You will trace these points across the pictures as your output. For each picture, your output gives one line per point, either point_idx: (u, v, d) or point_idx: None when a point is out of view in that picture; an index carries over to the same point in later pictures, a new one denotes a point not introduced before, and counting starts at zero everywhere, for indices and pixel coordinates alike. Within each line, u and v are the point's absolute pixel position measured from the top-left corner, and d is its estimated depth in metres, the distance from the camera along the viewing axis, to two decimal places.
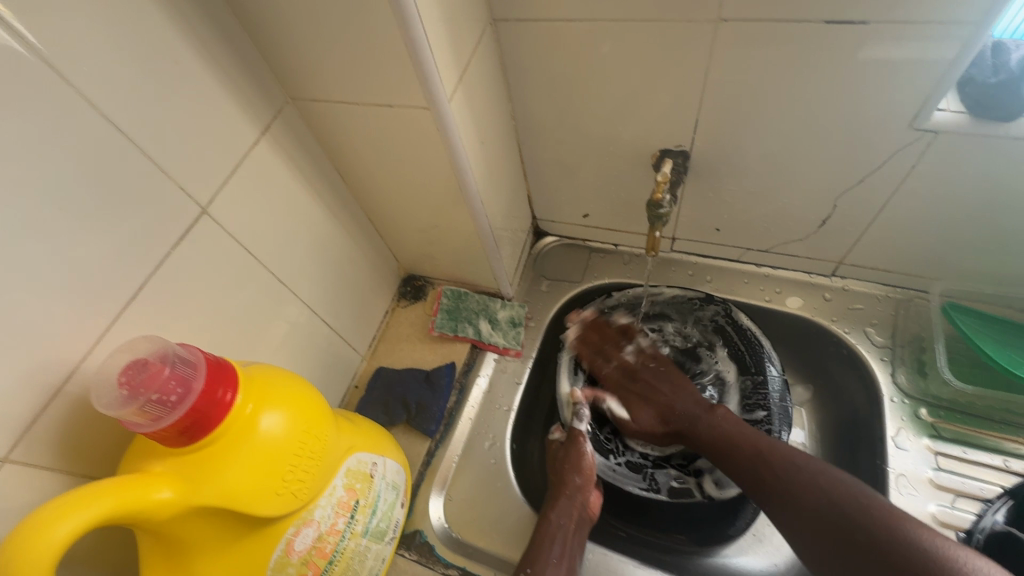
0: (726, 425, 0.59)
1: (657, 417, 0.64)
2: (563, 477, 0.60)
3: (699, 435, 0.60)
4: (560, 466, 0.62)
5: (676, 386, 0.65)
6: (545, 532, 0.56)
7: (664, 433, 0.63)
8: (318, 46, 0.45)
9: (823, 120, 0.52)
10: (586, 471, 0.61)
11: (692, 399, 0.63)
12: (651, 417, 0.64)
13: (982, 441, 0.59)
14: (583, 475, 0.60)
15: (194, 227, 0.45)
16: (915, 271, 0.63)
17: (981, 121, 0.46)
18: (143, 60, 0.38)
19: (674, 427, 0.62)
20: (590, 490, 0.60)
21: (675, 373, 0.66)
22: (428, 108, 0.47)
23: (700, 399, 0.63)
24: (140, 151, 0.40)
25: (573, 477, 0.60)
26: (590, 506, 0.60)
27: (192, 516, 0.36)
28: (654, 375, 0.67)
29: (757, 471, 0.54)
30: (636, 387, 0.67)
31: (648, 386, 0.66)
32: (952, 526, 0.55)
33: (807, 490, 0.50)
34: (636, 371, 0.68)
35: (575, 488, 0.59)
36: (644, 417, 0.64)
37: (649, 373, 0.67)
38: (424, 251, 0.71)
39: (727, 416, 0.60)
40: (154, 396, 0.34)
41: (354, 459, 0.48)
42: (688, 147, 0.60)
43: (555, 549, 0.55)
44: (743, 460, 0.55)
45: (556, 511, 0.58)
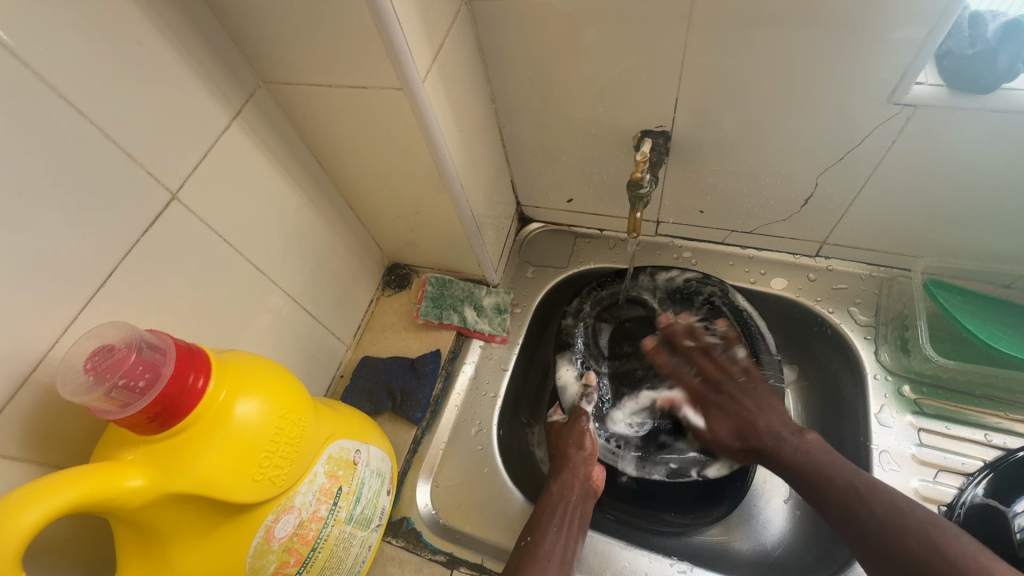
0: (810, 450, 0.54)
1: (734, 432, 0.59)
2: (566, 451, 0.61)
3: (780, 457, 0.55)
4: (562, 441, 0.62)
5: (764, 403, 0.60)
6: (547, 503, 0.56)
7: (742, 450, 0.59)
8: (287, 26, 0.44)
9: (803, 96, 0.51)
10: (588, 446, 0.61)
11: (780, 419, 0.58)
12: (728, 430, 0.60)
13: (963, 417, 0.59)
14: (587, 449, 0.61)
15: (165, 213, 0.44)
16: (898, 249, 0.63)
17: (958, 94, 0.46)
18: (104, 40, 0.37)
19: (750, 442, 0.58)
20: (594, 463, 0.60)
21: (762, 389, 0.61)
22: (402, 89, 0.47)
23: (788, 420, 0.58)
24: (105, 135, 0.39)
25: (576, 451, 0.60)
26: (595, 479, 0.60)
27: (165, 505, 0.36)
28: (741, 388, 0.61)
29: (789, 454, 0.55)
30: (719, 398, 0.62)
31: (733, 399, 0.61)
32: (934, 500, 0.56)
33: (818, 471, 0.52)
34: (722, 381, 0.63)
35: (578, 460, 0.59)
36: (723, 430, 0.60)
37: (733, 386, 0.62)
38: (407, 238, 0.71)
39: (818, 442, 0.55)
40: (120, 382, 0.33)
41: (336, 446, 0.48)
42: (669, 127, 0.59)
43: (556, 519, 0.55)
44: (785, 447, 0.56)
45: (559, 483, 0.58)
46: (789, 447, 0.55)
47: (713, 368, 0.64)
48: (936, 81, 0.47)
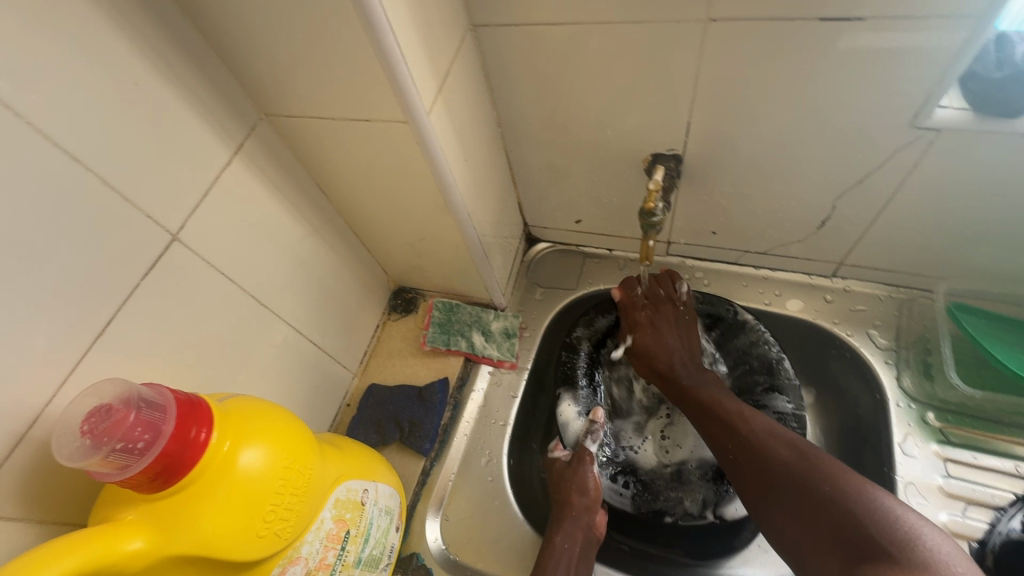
0: (710, 386, 0.59)
1: (650, 352, 0.63)
2: (568, 496, 0.59)
3: (681, 384, 0.60)
4: (565, 485, 0.60)
5: (684, 337, 0.64)
6: (548, 556, 0.55)
7: (644, 368, 0.64)
8: (289, 60, 0.43)
9: (820, 117, 0.49)
10: (591, 493, 0.60)
11: (691, 357, 0.63)
12: (642, 347, 0.64)
13: (991, 446, 0.57)
14: (590, 495, 0.60)
15: (165, 254, 0.43)
16: (919, 271, 0.61)
17: (985, 119, 0.44)
18: (102, 83, 0.36)
19: (664, 368, 0.62)
20: (596, 510, 0.60)
21: (687, 322, 0.65)
22: (407, 122, 0.45)
23: (695, 357, 0.63)
24: (102, 180, 0.38)
25: (579, 498, 0.59)
26: (596, 526, 0.59)
27: (168, 566, 0.34)
28: (670, 317, 0.65)
29: (732, 431, 0.53)
30: (649, 315, 0.65)
31: (662, 321, 0.64)
32: (963, 536, 0.54)
33: (773, 450, 0.50)
34: (662, 307, 0.65)
35: (580, 508, 0.58)
36: (638, 345, 0.64)
37: (670, 317, 0.65)
38: (413, 263, 0.69)
39: (715, 381, 0.60)
40: (120, 445, 0.32)
41: (343, 489, 0.46)
42: (680, 150, 0.58)
43: (558, 574, 0.54)
44: (726, 415, 0.55)
45: (563, 532, 0.57)
46: (691, 381, 0.60)
47: (658, 289, 0.66)
48: (961, 104, 0.46)
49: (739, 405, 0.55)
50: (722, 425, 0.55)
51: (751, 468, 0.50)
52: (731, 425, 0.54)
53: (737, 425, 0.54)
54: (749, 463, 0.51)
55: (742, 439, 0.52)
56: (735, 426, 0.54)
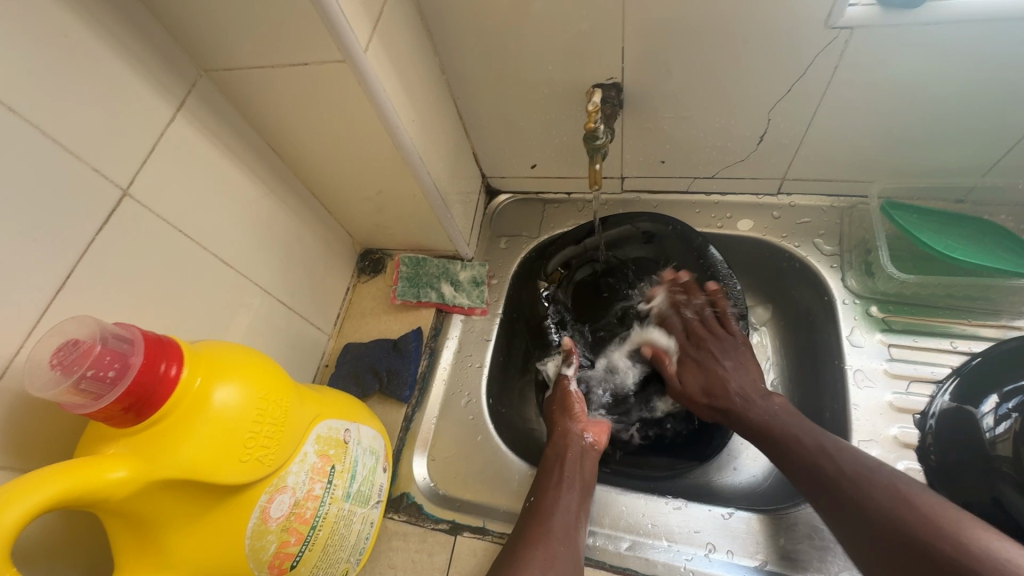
0: (779, 414, 0.55)
1: (702, 390, 0.61)
2: (555, 418, 0.62)
3: (747, 417, 0.56)
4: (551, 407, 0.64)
5: (739, 363, 0.60)
6: (545, 464, 0.58)
7: (707, 407, 0.60)
8: (219, 7, 0.43)
9: (744, 29, 0.52)
10: (573, 410, 0.62)
11: (752, 382, 0.59)
12: (697, 386, 0.61)
13: (930, 329, 0.61)
14: (575, 408, 0.63)
15: (118, 211, 0.43)
16: (855, 176, 0.65)
17: (891, 12, 0.47)
18: (31, 34, 0.36)
19: (723, 397, 0.59)
20: (586, 421, 0.62)
21: (743, 350, 0.62)
22: (344, 61, 0.46)
23: (760, 386, 0.58)
24: (40, 132, 0.37)
25: (562, 413, 0.62)
26: (595, 437, 0.60)
27: (154, 493, 0.36)
28: (721, 348, 0.62)
29: (816, 470, 0.48)
30: (696, 353, 0.63)
31: (707, 354, 0.62)
32: (907, 410, 0.58)
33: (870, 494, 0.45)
34: (705, 338, 0.64)
35: (565, 421, 0.61)
36: (692, 382, 0.62)
37: (715, 345, 0.63)
38: (375, 221, 0.71)
39: (785, 404, 0.55)
40: (89, 372, 0.33)
41: (323, 426, 0.48)
42: (619, 79, 0.60)
43: (554, 475, 0.56)
44: (805, 459, 0.50)
45: (553, 445, 0.59)
46: (756, 408, 0.56)
47: (700, 326, 0.65)
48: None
49: (817, 437, 0.50)
50: (802, 464, 0.49)
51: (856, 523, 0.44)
52: (831, 478, 0.47)
53: (820, 462, 0.49)
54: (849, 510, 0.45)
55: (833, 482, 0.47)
56: (817, 462, 0.48)
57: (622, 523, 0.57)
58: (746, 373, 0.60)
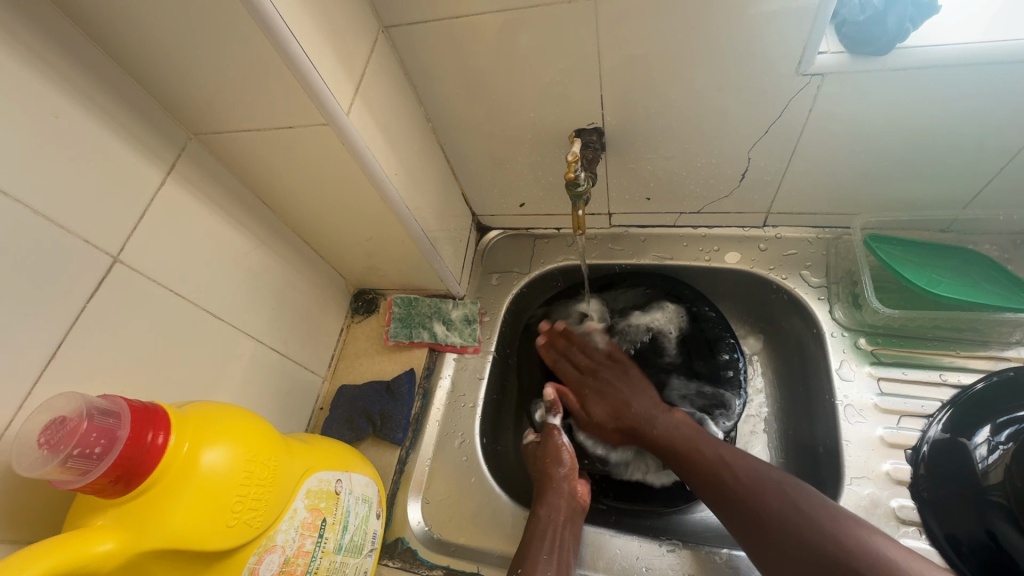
0: (679, 428, 0.60)
1: (610, 413, 0.65)
2: (547, 471, 0.61)
3: (654, 433, 0.61)
4: (541, 461, 0.63)
5: (638, 388, 0.66)
6: (534, 529, 0.56)
7: (615, 430, 0.65)
8: (206, 78, 0.44)
9: (718, 76, 0.53)
10: (567, 462, 0.62)
11: (649, 400, 0.64)
12: (604, 414, 0.66)
13: (920, 361, 0.62)
14: (566, 464, 0.61)
15: (108, 277, 0.44)
16: (838, 209, 0.65)
17: (858, 59, 0.49)
18: (23, 117, 0.38)
19: (621, 415, 0.64)
20: (576, 479, 0.61)
21: (637, 376, 0.68)
22: (327, 124, 0.47)
23: (657, 402, 0.64)
24: (31, 209, 0.39)
25: (556, 467, 0.61)
26: (580, 495, 0.60)
27: (142, 563, 0.36)
28: (618, 375, 0.68)
29: (717, 479, 0.54)
30: (595, 384, 0.68)
31: (607, 383, 0.67)
32: (901, 445, 0.58)
33: (766, 498, 0.51)
34: (596, 368, 0.69)
35: (559, 478, 0.60)
36: (596, 411, 0.66)
37: (613, 374, 0.68)
38: (366, 264, 0.72)
39: (683, 419, 0.61)
40: (76, 451, 0.34)
41: (314, 480, 0.48)
42: (600, 123, 0.61)
43: (545, 544, 0.54)
44: (706, 465, 0.56)
45: (546, 506, 0.58)
46: (660, 423, 0.61)
47: (586, 360, 0.71)
48: (837, 48, 0.50)
49: (715, 448, 0.57)
50: (703, 472, 0.56)
51: (749, 529, 0.51)
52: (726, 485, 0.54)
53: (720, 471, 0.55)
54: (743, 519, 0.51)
55: (731, 487, 0.53)
56: (718, 471, 0.55)
57: (615, 567, 0.57)
58: (643, 396, 0.65)
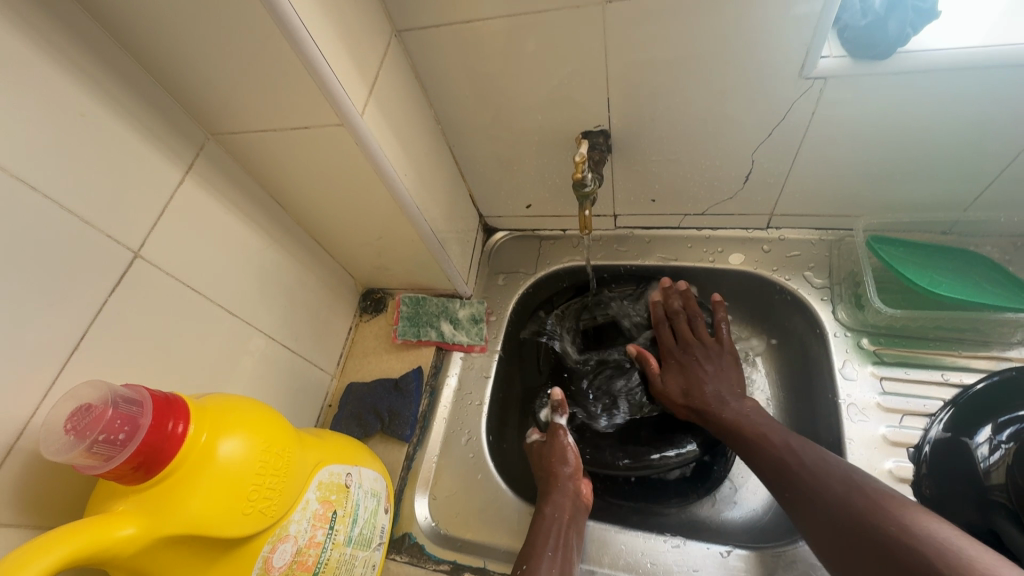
0: (749, 416, 0.59)
1: (681, 389, 0.66)
2: (552, 470, 0.62)
3: (720, 416, 0.61)
4: (546, 461, 0.63)
5: (720, 371, 0.65)
6: (540, 527, 0.56)
7: (684, 406, 0.65)
8: (226, 79, 0.46)
9: (723, 79, 0.54)
10: (572, 462, 0.62)
11: (726, 386, 0.64)
12: (677, 387, 0.66)
13: (922, 360, 0.62)
14: (571, 465, 0.62)
15: (129, 272, 0.46)
16: (840, 211, 0.66)
17: (860, 62, 0.50)
18: (51, 115, 0.39)
19: (693, 389, 0.65)
20: (580, 479, 0.62)
21: (725, 358, 0.67)
22: (342, 124, 0.48)
23: (736, 390, 0.63)
24: (58, 204, 0.40)
25: (562, 468, 0.62)
26: (583, 495, 0.61)
27: (161, 548, 0.37)
28: (707, 354, 0.67)
29: (770, 451, 0.54)
30: (681, 356, 0.68)
31: (692, 359, 0.67)
32: (903, 444, 0.58)
33: (828, 485, 0.48)
34: (689, 343, 0.69)
35: (565, 477, 0.61)
36: (671, 379, 0.67)
37: (700, 351, 0.68)
38: (375, 263, 0.73)
39: (757, 409, 0.60)
40: (101, 437, 0.35)
41: (325, 472, 0.49)
42: (607, 126, 0.62)
43: (550, 541, 0.55)
44: (768, 450, 0.54)
45: (551, 504, 0.58)
46: (729, 410, 0.61)
47: (689, 332, 0.70)
48: (840, 52, 0.51)
49: (783, 436, 0.55)
50: (768, 460, 0.54)
51: (794, 491, 0.50)
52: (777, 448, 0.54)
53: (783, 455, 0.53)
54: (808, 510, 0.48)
55: (794, 472, 0.51)
56: (763, 437, 0.55)
57: (620, 562, 0.58)
58: (719, 379, 0.65)
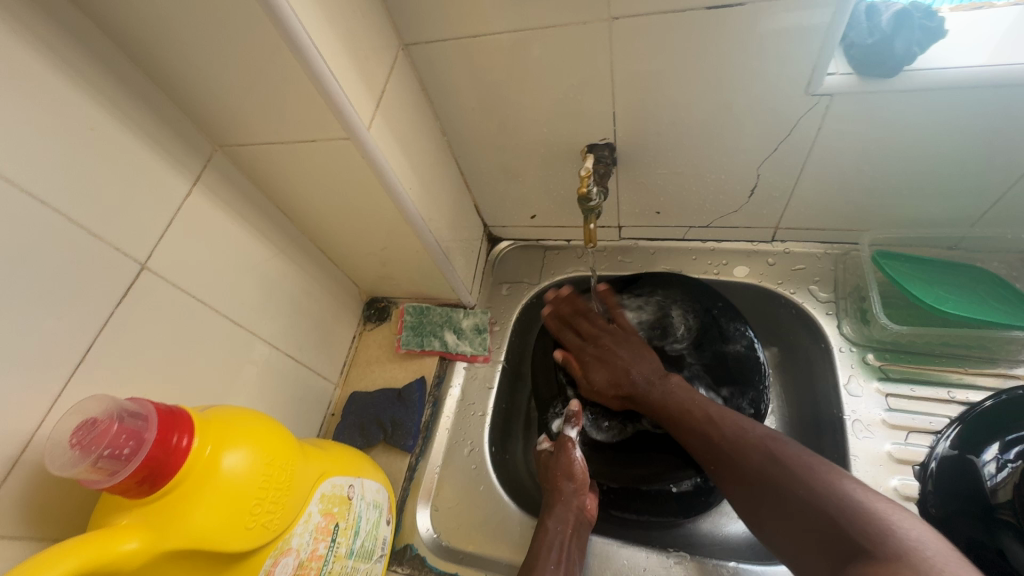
0: (676, 393, 0.61)
1: (609, 381, 0.65)
2: (556, 483, 0.61)
3: (651, 401, 0.61)
4: (552, 474, 0.62)
5: (636, 353, 0.65)
6: (542, 542, 0.56)
7: (614, 397, 0.65)
8: (235, 93, 0.46)
9: (729, 94, 0.54)
10: (578, 477, 0.61)
11: (649, 366, 0.64)
12: (603, 381, 0.65)
13: (928, 377, 0.62)
14: (577, 480, 0.61)
15: (136, 283, 0.46)
16: (846, 226, 0.66)
17: (866, 80, 0.50)
18: (63, 130, 0.40)
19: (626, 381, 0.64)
20: (586, 493, 0.61)
21: (636, 342, 0.67)
22: (349, 138, 0.49)
23: (655, 366, 0.64)
24: (67, 219, 0.40)
25: (567, 483, 0.60)
26: (588, 508, 0.60)
27: (164, 562, 0.37)
28: (617, 340, 0.67)
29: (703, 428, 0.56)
30: (594, 350, 0.68)
31: (606, 349, 0.67)
32: (908, 461, 0.58)
33: (748, 454, 0.52)
34: (598, 335, 0.68)
35: (569, 493, 0.60)
36: (596, 379, 0.66)
37: (611, 340, 0.67)
38: (380, 273, 0.73)
39: (682, 384, 0.61)
40: (106, 451, 0.35)
41: (328, 485, 0.49)
42: (612, 139, 0.62)
43: (552, 557, 0.55)
44: (694, 424, 0.57)
45: (553, 519, 0.57)
46: (658, 392, 0.61)
47: (592, 326, 0.70)
48: (846, 69, 0.51)
49: (704, 408, 0.58)
50: (693, 433, 0.57)
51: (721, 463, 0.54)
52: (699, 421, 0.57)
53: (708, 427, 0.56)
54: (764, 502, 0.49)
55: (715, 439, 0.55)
56: (688, 411, 0.58)
57: None
58: (645, 364, 0.64)
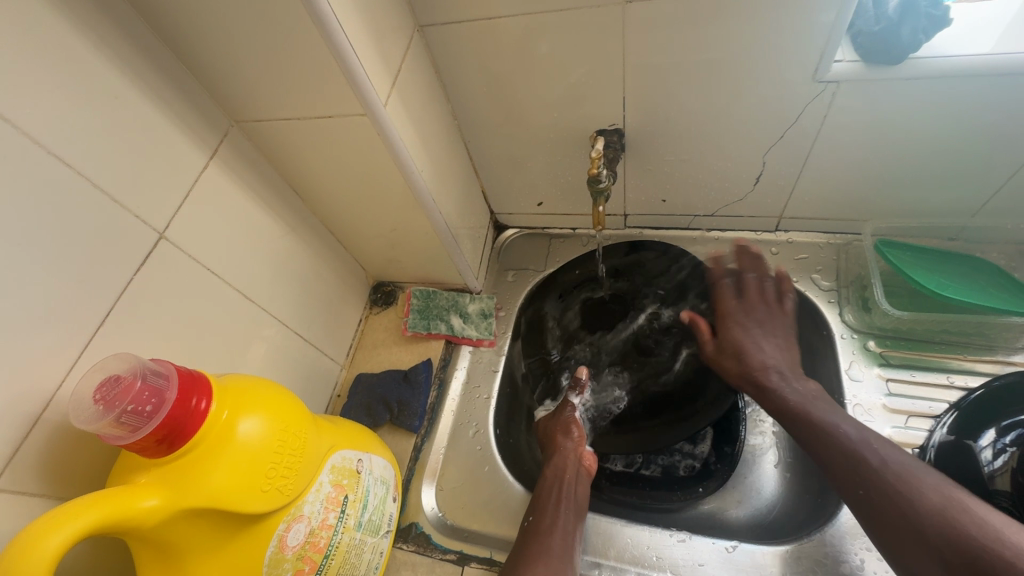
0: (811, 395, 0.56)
1: (735, 360, 0.61)
2: (555, 438, 0.63)
3: (779, 397, 0.57)
4: (551, 430, 0.65)
5: (781, 342, 0.62)
6: (544, 487, 0.58)
7: (739, 376, 0.61)
8: (253, 66, 0.47)
9: (738, 81, 0.55)
10: (575, 431, 0.63)
11: (784, 359, 0.61)
12: (733, 359, 0.62)
13: (927, 363, 0.63)
14: (575, 433, 0.63)
15: (154, 252, 0.47)
16: (849, 215, 0.67)
17: (874, 67, 0.51)
18: (86, 98, 0.40)
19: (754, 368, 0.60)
20: (585, 446, 0.62)
21: (778, 322, 0.64)
22: (365, 114, 0.49)
23: (791, 361, 0.61)
24: (90, 183, 0.41)
25: (565, 436, 0.63)
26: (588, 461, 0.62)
27: (180, 521, 0.38)
28: (748, 313, 0.65)
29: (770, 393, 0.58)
30: (744, 318, 0.64)
31: (751, 324, 0.64)
32: (908, 444, 0.59)
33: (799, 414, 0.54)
34: (729, 312, 0.65)
35: (568, 444, 0.62)
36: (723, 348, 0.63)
37: (740, 311, 0.65)
38: (388, 256, 0.74)
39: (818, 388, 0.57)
40: (129, 407, 0.36)
41: (338, 457, 0.50)
42: (621, 125, 0.63)
43: (552, 498, 0.57)
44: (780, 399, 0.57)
45: (552, 467, 0.60)
46: (792, 389, 0.57)
47: (757, 295, 0.66)
48: (853, 57, 0.52)
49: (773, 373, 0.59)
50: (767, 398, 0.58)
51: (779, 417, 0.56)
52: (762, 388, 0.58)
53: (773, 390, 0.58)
54: (845, 481, 0.48)
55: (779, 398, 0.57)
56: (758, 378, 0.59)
57: (626, 555, 0.58)
58: (779, 354, 0.61)
